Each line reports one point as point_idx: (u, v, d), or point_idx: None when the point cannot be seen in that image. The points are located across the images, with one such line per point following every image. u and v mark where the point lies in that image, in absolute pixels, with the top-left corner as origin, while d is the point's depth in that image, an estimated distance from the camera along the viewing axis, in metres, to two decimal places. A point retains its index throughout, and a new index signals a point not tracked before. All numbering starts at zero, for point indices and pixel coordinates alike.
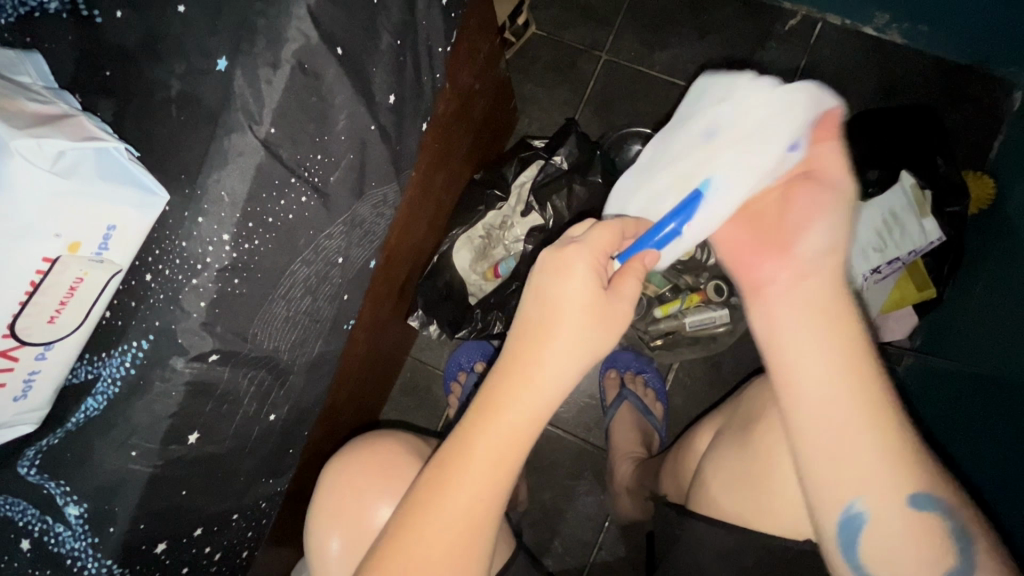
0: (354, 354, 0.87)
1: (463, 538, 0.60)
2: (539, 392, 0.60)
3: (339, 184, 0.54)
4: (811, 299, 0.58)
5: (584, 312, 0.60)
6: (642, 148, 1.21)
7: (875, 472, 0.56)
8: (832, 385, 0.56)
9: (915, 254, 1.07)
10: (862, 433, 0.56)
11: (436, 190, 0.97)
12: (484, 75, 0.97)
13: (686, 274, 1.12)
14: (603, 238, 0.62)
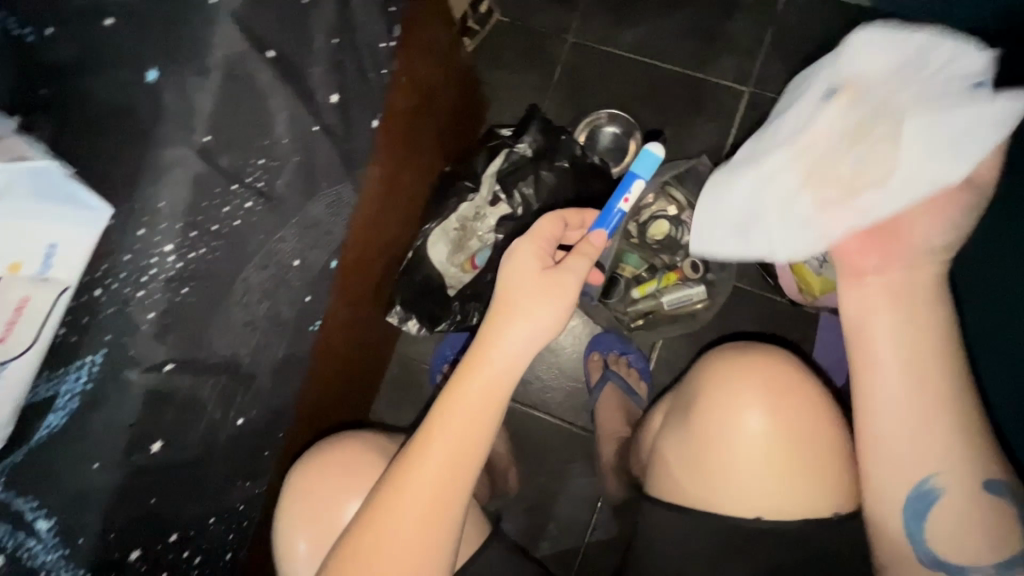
0: (330, 355, 0.87)
1: (433, 511, 0.65)
2: (494, 368, 0.66)
3: (285, 188, 0.59)
4: (916, 298, 0.70)
5: (531, 293, 0.66)
6: (613, 132, 1.23)
7: (955, 446, 0.67)
8: (930, 359, 0.69)
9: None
10: (954, 408, 0.68)
11: (405, 184, 0.97)
12: (446, 65, 0.96)
13: (662, 254, 1.15)
14: (546, 227, 0.71)
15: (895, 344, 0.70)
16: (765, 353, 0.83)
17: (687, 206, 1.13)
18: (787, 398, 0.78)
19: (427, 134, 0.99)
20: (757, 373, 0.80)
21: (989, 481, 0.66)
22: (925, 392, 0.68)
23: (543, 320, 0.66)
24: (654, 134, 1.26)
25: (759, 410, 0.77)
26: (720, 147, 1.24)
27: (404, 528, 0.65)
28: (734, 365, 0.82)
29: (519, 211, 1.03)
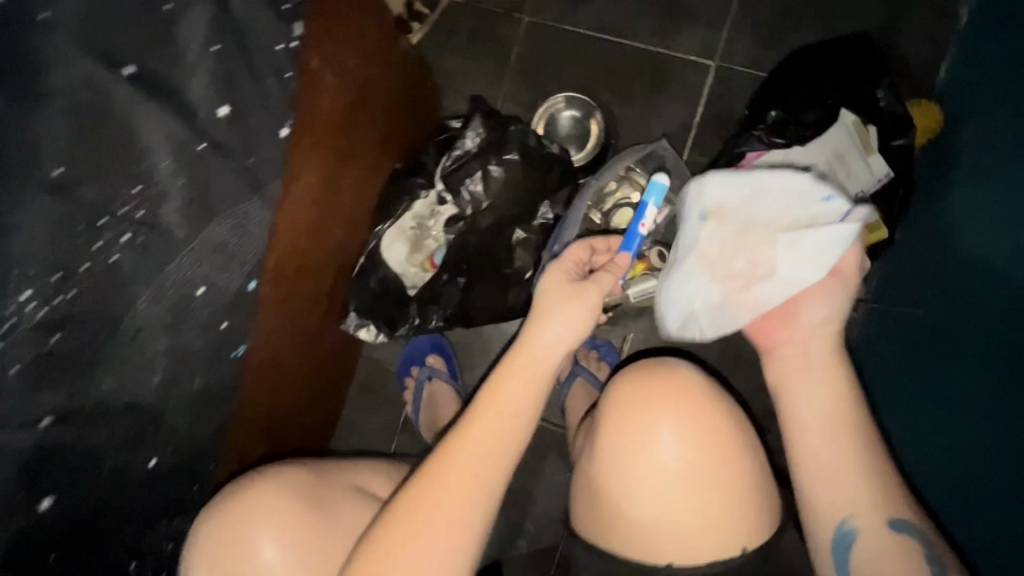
0: (275, 372, 0.84)
1: (470, 503, 0.66)
2: (535, 372, 0.72)
3: (170, 214, 0.56)
4: (818, 355, 0.73)
5: (565, 297, 0.74)
6: (570, 117, 1.17)
7: (870, 487, 0.66)
8: (839, 409, 0.70)
9: (864, 195, 1.02)
10: (864, 455, 0.67)
11: (346, 187, 0.92)
12: (381, 57, 0.90)
13: (627, 244, 1.09)
14: (575, 252, 0.80)
15: (814, 390, 0.71)
16: (680, 362, 0.73)
17: (650, 191, 1.10)
18: (704, 422, 0.67)
19: (366, 133, 0.93)
20: (669, 385, 0.69)
21: (893, 521, 0.65)
22: (836, 429, 0.69)
23: (574, 320, 0.73)
24: (617, 116, 1.20)
25: (669, 427, 0.66)
26: (686, 127, 1.18)
27: (441, 521, 0.65)
28: (646, 374, 0.71)
29: (468, 210, 0.99)
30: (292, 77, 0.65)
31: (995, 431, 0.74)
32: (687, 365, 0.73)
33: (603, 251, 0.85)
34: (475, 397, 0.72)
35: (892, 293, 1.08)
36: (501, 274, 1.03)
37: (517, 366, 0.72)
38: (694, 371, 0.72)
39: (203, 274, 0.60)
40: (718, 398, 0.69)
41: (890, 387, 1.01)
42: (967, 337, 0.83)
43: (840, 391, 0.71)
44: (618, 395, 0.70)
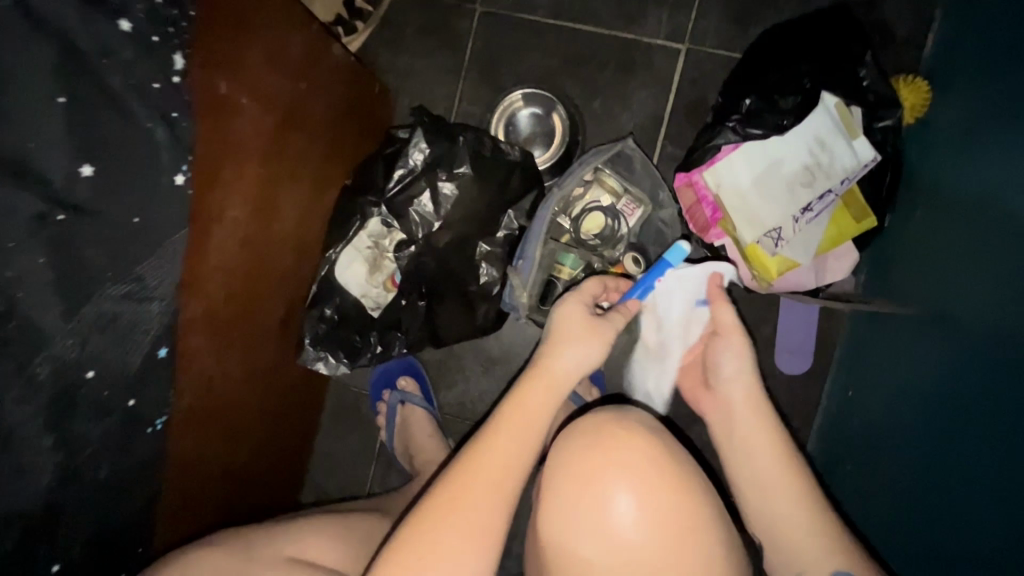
0: (213, 427, 0.77)
1: (492, 508, 0.66)
2: (552, 392, 0.73)
3: (32, 298, 0.47)
4: (738, 424, 0.79)
5: (582, 324, 0.77)
6: (530, 117, 1.10)
7: (811, 536, 0.70)
8: (768, 468, 0.75)
9: (849, 183, 0.95)
10: (797, 510, 0.72)
11: (287, 215, 0.85)
12: (310, 69, 0.82)
13: (600, 250, 1.03)
14: (592, 287, 0.84)
15: (756, 437, 0.77)
16: (623, 413, 0.68)
17: (621, 193, 1.02)
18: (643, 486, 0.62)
19: (303, 154, 0.85)
20: (613, 442, 0.64)
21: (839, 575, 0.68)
22: (780, 477, 0.74)
23: (593, 342, 0.76)
24: (583, 110, 1.12)
25: (617, 493, 0.62)
26: (657, 117, 1.10)
27: (464, 527, 0.64)
28: (586, 434, 0.65)
29: (421, 232, 0.91)
30: (184, 112, 0.57)
31: (980, 440, 0.67)
32: (633, 418, 0.67)
33: (615, 289, 0.89)
34: (495, 411, 0.72)
35: (881, 286, 1.02)
36: (463, 292, 0.97)
37: (541, 376, 0.74)
38: (638, 423, 0.67)
39: (92, 353, 0.51)
40: (660, 451, 0.64)
41: (874, 387, 0.95)
42: (956, 331, 0.76)
43: (760, 457, 0.76)
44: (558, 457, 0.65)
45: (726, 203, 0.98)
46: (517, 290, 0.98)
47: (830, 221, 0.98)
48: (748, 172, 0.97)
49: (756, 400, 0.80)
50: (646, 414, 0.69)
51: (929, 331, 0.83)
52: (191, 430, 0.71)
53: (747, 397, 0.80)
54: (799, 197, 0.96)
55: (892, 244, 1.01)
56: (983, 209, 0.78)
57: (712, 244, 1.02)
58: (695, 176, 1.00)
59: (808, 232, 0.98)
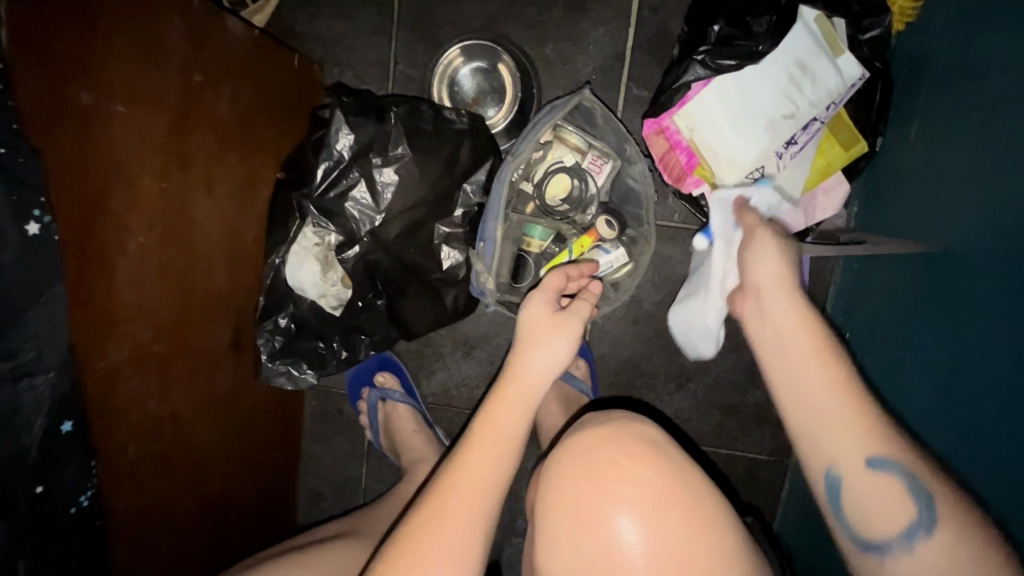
0: (154, 463, 0.70)
1: (470, 530, 0.60)
2: (527, 402, 0.67)
3: None
4: (769, 302, 0.64)
5: (545, 321, 0.71)
6: (474, 75, 0.99)
7: (850, 421, 0.57)
8: (795, 356, 0.60)
9: (835, 108, 0.86)
10: (833, 403, 0.57)
11: (210, 228, 0.76)
12: (199, 58, 0.70)
13: (570, 216, 0.93)
14: (553, 280, 0.77)
15: (784, 313, 0.63)
16: (625, 431, 0.63)
17: (586, 149, 0.92)
18: (616, 473, 0.60)
19: (217, 161, 0.75)
20: (612, 470, 0.60)
21: (873, 459, 0.55)
22: (808, 350, 0.60)
23: (559, 340, 0.70)
24: (534, 57, 0.99)
25: (609, 518, 0.59)
26: (617, 55, 0.98)
27: (445, 549, 0.59)
28: (581, 461, 0.62)
29: (364, 228, 0.82)
30: (20, 146, 0.49)
31: (980, 388, 0.63)
32: (630, 440, 0.62)
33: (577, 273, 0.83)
34: (467, 429, 0.67)
35: (873, 220, 0.94)
36: (421, 281, 0.88)
37: (514, 381, 0.68)
38: (641, 445, 0.62)
39: None
40: (663, 476, 0.60)
41: (872, 329, 0.89)
42: (954, 269, 0.70)
43: (791, 349, 0.61)
44: (547, 484, 0.64)
45: (702, 148, 0.89)
46: (482, 276, 0.89)
47: (816, 152, 0.90)
48: (723, 109, 0.86)
49: (790, 294, 0.64)
50: (654, 429, 0.65)
51: (928, 269, 0.76)
52: (129, 483, 0.66)
53: (783, 289, 0.65)
54: (781, 130, 0.86)
55: (888, 169, 0.91)
56: (983, 129, 0.69)
57: (691, 194, 0.94)
58: (664, 120, 0.90)
59: (797, 167, 0.89)
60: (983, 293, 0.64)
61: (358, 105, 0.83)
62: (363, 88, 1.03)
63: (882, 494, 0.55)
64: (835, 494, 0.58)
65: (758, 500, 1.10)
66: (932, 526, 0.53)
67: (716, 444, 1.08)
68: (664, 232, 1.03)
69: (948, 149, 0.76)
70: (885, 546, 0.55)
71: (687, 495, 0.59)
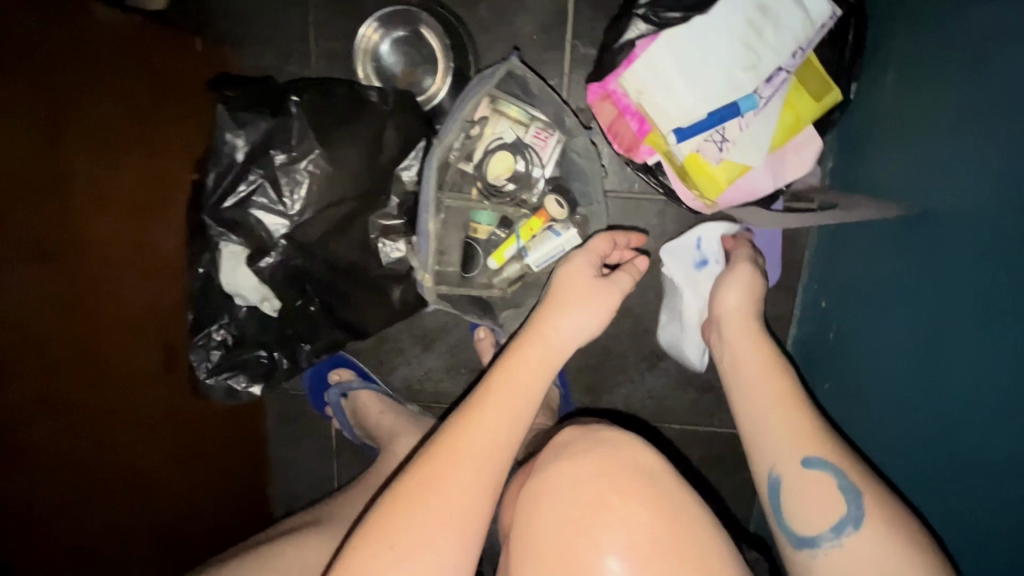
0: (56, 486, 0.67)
1: (479, 490, 0.55)
2: (553, 357, 0.62)
3: None
4: (732, 332, 0.75)
5: (586, 284, 0.66)
6: (394, 46, 0.89)
7: (785, 431, 0.64)
8: (755, 383, 0.69)
9: (802, 55, 0.76)
10: (765, 389, 0.68)
11: (114, 247, 0.70)
12: (59, 58, 0.62)
13: (518, 197, 0.86)
14: (599, 245, 0.73)
15: (742, 339, 0.74)
16: (618, 457, 0.57)
17: (528, 121, 0.84)
18: (598, 515, 0.54)
19: (113, 155, 0.68)
20: (598, 510, 0.55)
21: (809, 458, 0.62)
22: (756, 362, 0.71)
23: (596, 307, 0.65)
24: (468, 20, 0.89)
25: (591, 564, 0.53)
26: (559, 11, 0.88)
27: (451, 500, 0.54)
28: (562, 496, 0.56)
29: (278, 233, 0.74)
30: None
31: (966, 368, 0.57)
32: (627, 473, 0.56)
33: (624, 243, 0.79)
34: (487, 375, 0.62)
35: (849, 181, 0.86)
36: (359, 282, 0.82)
37: (537, 343, 0.62)
38: (637, 476, 0.56)
39: None
40: (660, 515, 0.54)
41: (848, 300, 0.82)
42: (939, 238, 0.62)
43: (758, 377, 0.69)
44: (524, 507, 0.58)
45: (654, 113, 0.79)
46: (419, 271, 0.83)
47: (784, 105, 0.79)
48: (676, 66, 0.76)
49: (750, 325, 0.75)
50: (650, 456, 0.58)
51: (906, 236, 0.68)
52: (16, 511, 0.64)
53: (740, 319, 0.75)
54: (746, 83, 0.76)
55: (864, 121, 0.82)
56: (970, 69, 0.60)
57: (647, 163, 0.86)
58: (611, 84, 0.80)
59: (763, 122, 0.78)
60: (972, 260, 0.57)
61: (258, 96, 0.75)
62: (285, 69, 0.93)
63: (816, 489, 0.60)
64: (774, 493, 0.63)
65: (740, 475, 1.06)
66: (859, 520, 0.57)
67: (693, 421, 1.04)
68: (625, 204, 0.95)
69: (931, 94, 0.67)
70: (815, 541, 0.59)
71: (676, 530, 0.54)
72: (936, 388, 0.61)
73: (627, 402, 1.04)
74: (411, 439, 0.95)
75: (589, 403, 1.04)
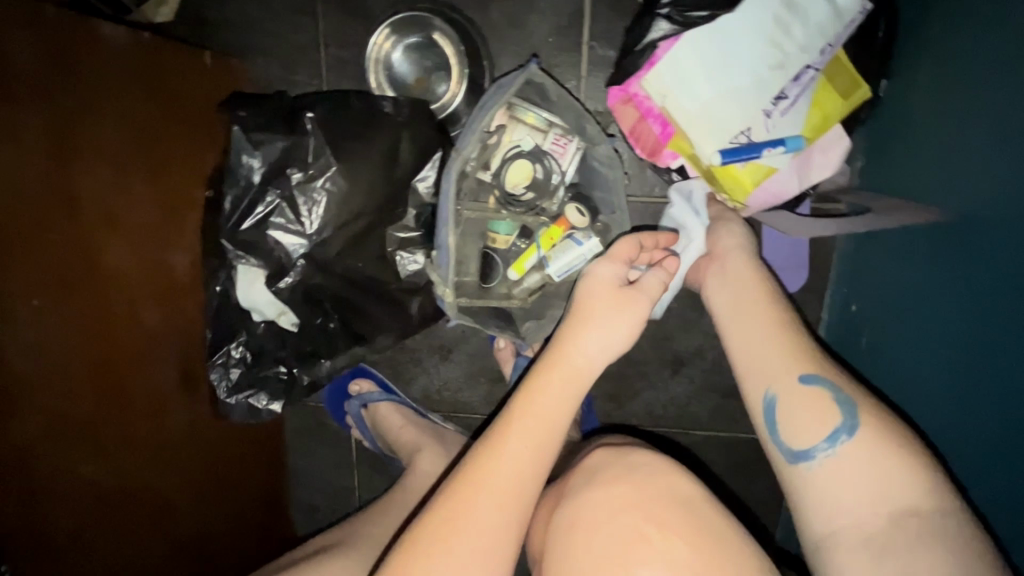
0: (75, 511, 0.66)
1: (502, 524, 0.53)
2: (577, 378, 0.60)
3: None
4: (732, 256, 0.74)
5: (612, 295, 0.63)
6: (405, 52, 0.87)
7: (787, 360, 0.62)
8: (745, 319, 0.67)
9: (831, 51, 0.73)
10: (764, 322, 0.66)
11: (129, 270, 0.69)
12: (67, 79, 0.60)
13: (537, 205, 0.83)
14: (624, 248, 0.68)
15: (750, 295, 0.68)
16: (655, 485, 0.56)
17: (546, 128, 0.82)
18: (636, 547, 0.52)
19: (119, 178, 0.67)
20: (636, 542, 0.53)
21: (808, 378, 0.60)
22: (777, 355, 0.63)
23: (622, 322, 0.62)
24: (481, 24, 0.86)
25: None
26: (575, 12, 0.85)
27: (474, 539, 0.52)
28: (601, 526, 0.54)
29: (296, 253, 0.73)
30: None
31: (1002, 380, 0.55)
32: (665, 505, 0.54)
33: (652, 242, 0.73)
34: (511, 400, 0.59)
35: (879, 181, 0.83)
36: (375, 295, 0.80)
37: (562, 366, 0.60)
38: (675, 509, 0.54)
39: None
40: (701, 553, 0.52)
41: (878, 303, 0.80)
42: (971, 249, 0.60)
43: (756, 303, 0.67)
44: (557, 540, 0.56)
45: (677, 117, 0.76)
46: (439, 287, 0.80)
47: (811, 106, 0.76)
48: (700, 67, 0.73)
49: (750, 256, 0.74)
50: (686, 484, 0.56)
51: (937, 246, 0.65)
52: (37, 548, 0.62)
53: (740, 250, 0.74)
54: (771, 83, 0.73)
55: (894, 119, 0.79)
56: (999, 80, 0.58)
57: (669, 166, 0.84)
58: (632, 86, 0.77)
59: (792, 122, 0.75)
60: (996, 280, 0.56)
61: (271, 112, 0.74)
62: (294, 78, 0.91)
63: (812, 404, 0.59)
64: (769, 414, 0.61)
65: (765, 480, 1.04)
66: (854, 429, 0.56)
67: (716, 425, 1.02)
68: (644, 208, 0.93)
69: (959, 102, 0.65)
70: (811, 452, 0.57)
71: (719, 568, 0.51)
72: (968, 408, 0.60)
73: (650, 408, 1.02)
74: (431, 454, 0.94)
75: (610, 409, 1.03)
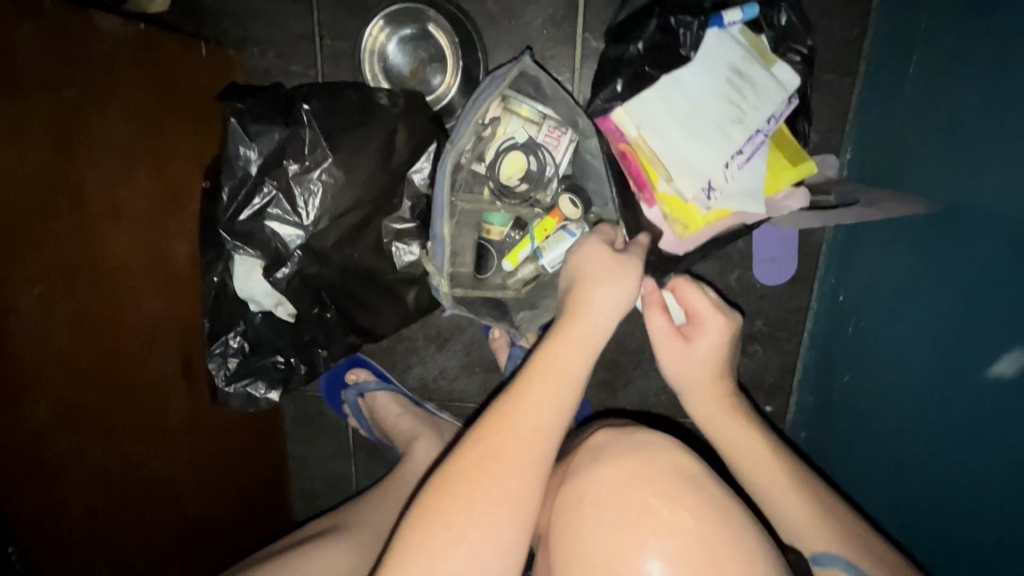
0: (86, 495, 0.67)
1: (523, 477, 0.53)
2: (589, 333, 0.60)
3: None
4: (699, 394, 0.71)
5: (608, 263, 0.65)
6: (401, 45, 0.88)
7: (795, 520, 0.64)
8: (739, 444, 0.68)
9: (776, 122, 0.79)
10: (765, 467, 0.66)
11: (130, 257, 0.70)
12: (68, 70, 0.61)
13: (531, 197, 0.84)
14: (605, 231, 0.72)
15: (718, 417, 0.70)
16: (659, 460, 0.58)
17: (540, 120, 0.83)
18: (642, 524, 0.54)
19: (121, 168, 0.68)
20: (645, 517, 0.54)
21: (820, 557, 0.62)
22: (772, 464, 0.66)
23: (625, 285, 0.63)
24: (476, 15, 0.87)
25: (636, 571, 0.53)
26: (570, 4, 0.86)
27: (499, 490, 0.52)
28: (609, 503, 0.56)
29: (293, 244, 0.74)
30: None
31: (985, 363, 0.56)
32: (670, 479, 0.56)
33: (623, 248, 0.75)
34: (532, 357, 0.59)
35: (867, 174, 0.84)
36: (372, 286, 0.82)
37: (576, 325, 0.60)
38: (678, 484, 0.56)
39: None
40: (709, 525, 0.54)
41: (866, 292, 0.81)
42: (961, 238, 0.61)
43: (750, 479, 0.67)
44: (561, 517, 0.57)
45: (646, 155, 0.79)
46: (435, 278, 0.81)
47: (766, 165, 0.79)
48: (670, 113, 0.77)
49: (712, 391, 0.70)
50: (692, 463, 0.58)
51: (928, 233, 0.67)
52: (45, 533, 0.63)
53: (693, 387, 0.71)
54: (733, 135, 0.77)
55: (883, 113, 0.81)
56: (989, 75, 0.59)
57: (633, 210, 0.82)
58: (610, 125, 0.80)
59: (749, 177, 0.78)
60: (984, 272, 0.58)
61: (265, 104, 0.75)
62: (290, 70, 0.91)
63: None
64: None
65: None
66: None
67: None
68: None
69: (949, 92, 0.66)
70: None
71: (721, 541, 0.53)
72: (948, 394, 0.61)
73: (644, 397, 1.04)
74: (428, 443, 0.96)
75: (605, 399, 1.04)
